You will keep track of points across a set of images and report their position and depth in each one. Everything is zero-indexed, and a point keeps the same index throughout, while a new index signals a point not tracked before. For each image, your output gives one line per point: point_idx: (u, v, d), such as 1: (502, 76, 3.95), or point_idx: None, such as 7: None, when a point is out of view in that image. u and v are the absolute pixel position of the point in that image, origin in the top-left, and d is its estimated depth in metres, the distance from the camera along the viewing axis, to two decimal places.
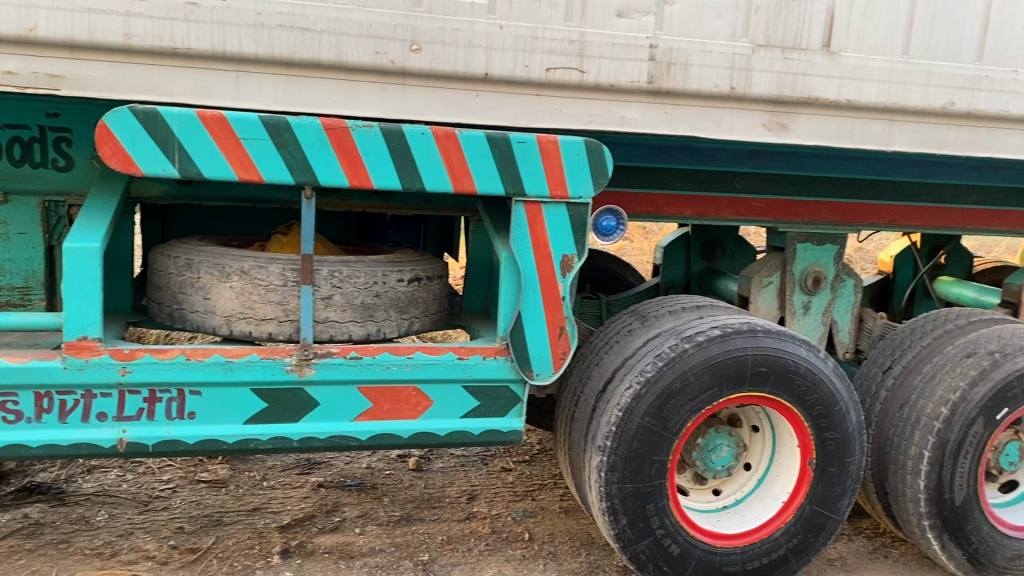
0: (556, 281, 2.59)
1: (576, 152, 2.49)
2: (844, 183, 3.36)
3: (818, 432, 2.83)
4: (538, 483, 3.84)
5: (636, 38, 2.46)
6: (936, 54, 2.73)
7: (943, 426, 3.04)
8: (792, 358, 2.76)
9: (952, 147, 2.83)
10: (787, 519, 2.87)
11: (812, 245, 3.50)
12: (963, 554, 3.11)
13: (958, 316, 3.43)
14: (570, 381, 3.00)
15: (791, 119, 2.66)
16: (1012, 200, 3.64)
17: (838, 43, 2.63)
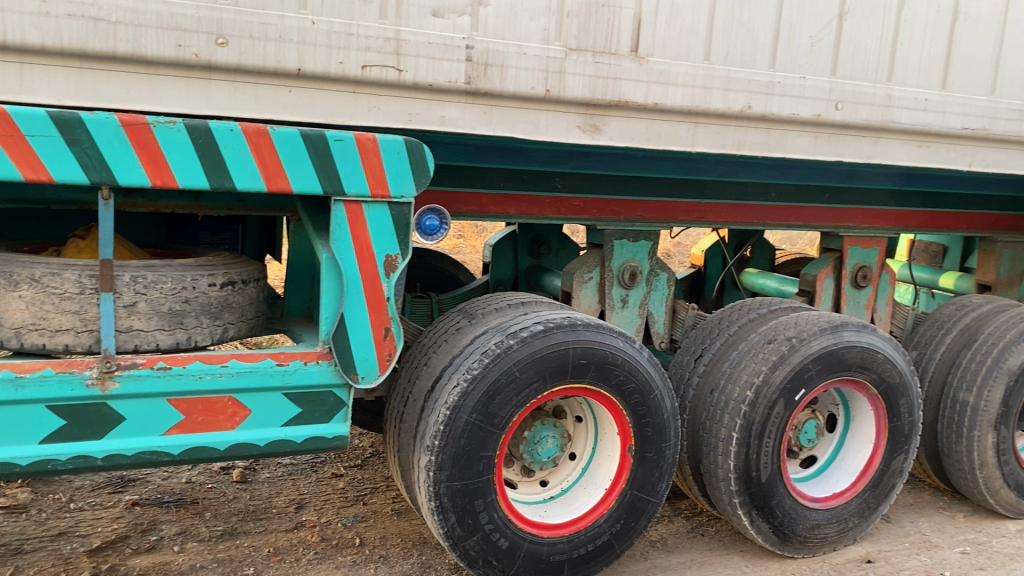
0: (379, 282, 2.55)
1: (397, 150, 2.47)
2: (656, 183, 3.54)
3: (637, 420, 2.95)
4: (369, 487, 3.79)
5: (452, 38, 2.47)
6: (734, 60, 2.91)
7: (748, 408, 3.26)
8: (610, 350, 2.86)
9: (750, 148, 3.03)
10: (610, 505, 2.98)
11: (628, 241, 3.63)
12: (769, 527, 3.34)
13: (761, 306, 3.68)
14: (398, 382, 2.97)
15: (603, 121, 2.76)
16: (806, 197, 3.94)
17: (645, 48, 2.76)
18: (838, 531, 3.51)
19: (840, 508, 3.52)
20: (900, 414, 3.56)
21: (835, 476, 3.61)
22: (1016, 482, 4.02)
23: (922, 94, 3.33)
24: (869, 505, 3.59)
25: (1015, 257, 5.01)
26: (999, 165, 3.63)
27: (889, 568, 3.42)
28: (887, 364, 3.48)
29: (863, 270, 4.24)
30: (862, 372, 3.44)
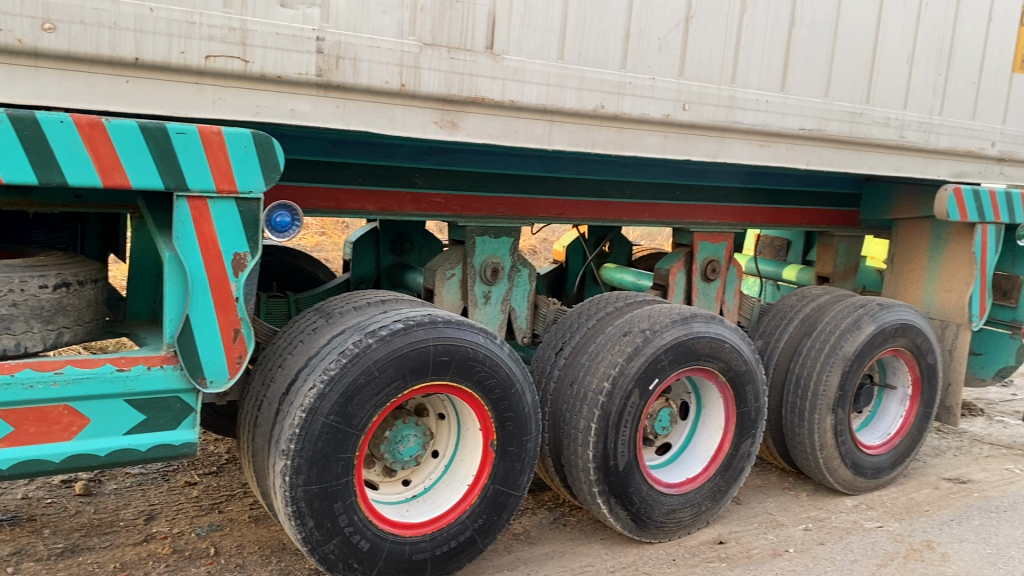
0: (227, 280, 2.46)
1: (244, 144, 2.39)
2: (514, 179, 3.57)
3: (499, 415, 2.97)
4: (225, 495, 3.66)
5: (302, 30, 2.41)
6: (587, 59, 2.97)
7: (606, 399, 3.34)
8: (471, 346, 2.86)
9: (604, 146, 3.10)
10: (473, 501, 2.99)
11: (490, 238, 3.64)
12: (627, 514, 3.45)
13: (618, 299, 3.78)
14: (252, 386, 2.87)
15: (460, 118, 2.75)
16: (660, 194, 4.08)
17: (499, 46, 2.77)
18: (691, 515, 3.65)
19: (693, 492, 3.67)
20: (748, 400, 3.74)
21: (689, 461, 3.76)
22: (852, 461, 4.29)
23: (763, 96, 3.51)
24: (720, 488, 3.75)
25: (849, 250, 5.37)
26: (833, 164, 3.87)
27: (739, 548, 3.59)
28: (734, 353, 3.65)
29: (714, 263, 4.42)
30: (712, 361, 3.59)
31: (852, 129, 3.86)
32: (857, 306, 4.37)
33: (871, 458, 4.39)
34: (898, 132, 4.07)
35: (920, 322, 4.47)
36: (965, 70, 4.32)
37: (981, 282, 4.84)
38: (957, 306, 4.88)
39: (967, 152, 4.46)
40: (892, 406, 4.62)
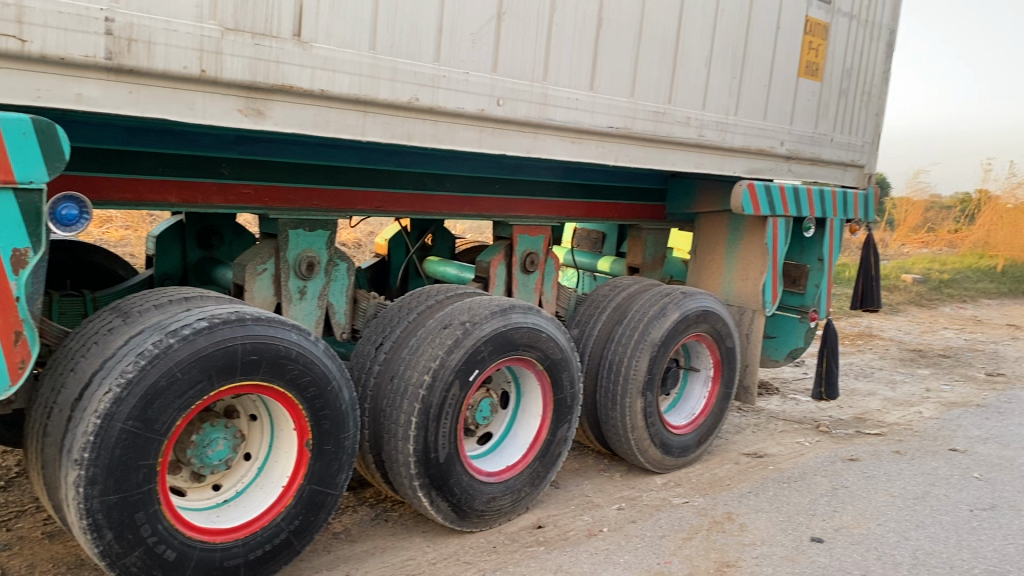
0: (6, 279, 2.25)
1: (22, 130, 2.21)
2: (328, 170, 3.50)
3: (314, 413, 2.91)
4: (14, 511, 3.37)
5: (88, 9, 2.24)
6: (399, 51, 2.95)
7: (426, 392, 3.35)
8: (283, 344, 2.78)
9: (419, 139, 3.09)
10: (288, 503, 2.92)
11: (304, 231, 3.55)
12: (448, 505, 3.47)
13: (438, 293, 3.79)
14: (40, 393, 2.66)
15: (267, 106, 2.66)
16: (478, 186, 4.12)
17: (307, 34, 2.70)
18: (511, 502, 3.73)
19: (513, 480, 3.75)
20: (563, 387, 3.86)
21: (508, 450, 3.83)
22: (661, 441, 4.52)
23: (573, 94, 3.62)
24: (539, 473, 3.86)
25: (656, 242, 5.69)
26: (640, 160, 4.04)
27: (556, 531, 3.71)
28: (550, 342, 3.76)
29: (531, 256, 4.52)
30: (529, 351, 3.68)
31: (656, 127, 4.07)
32: (664, 294, 4.61)
33: (677, 438, 4.64)
34: (698, 131, 4.32)
35: (720, 308, 4.78)
36: (756, 74, 4.65)
37: (773, 271, 5.23)
38: (752, 293, 5.25)
39: (759, 151, 4.80)
40: (696, 388, 4.93)
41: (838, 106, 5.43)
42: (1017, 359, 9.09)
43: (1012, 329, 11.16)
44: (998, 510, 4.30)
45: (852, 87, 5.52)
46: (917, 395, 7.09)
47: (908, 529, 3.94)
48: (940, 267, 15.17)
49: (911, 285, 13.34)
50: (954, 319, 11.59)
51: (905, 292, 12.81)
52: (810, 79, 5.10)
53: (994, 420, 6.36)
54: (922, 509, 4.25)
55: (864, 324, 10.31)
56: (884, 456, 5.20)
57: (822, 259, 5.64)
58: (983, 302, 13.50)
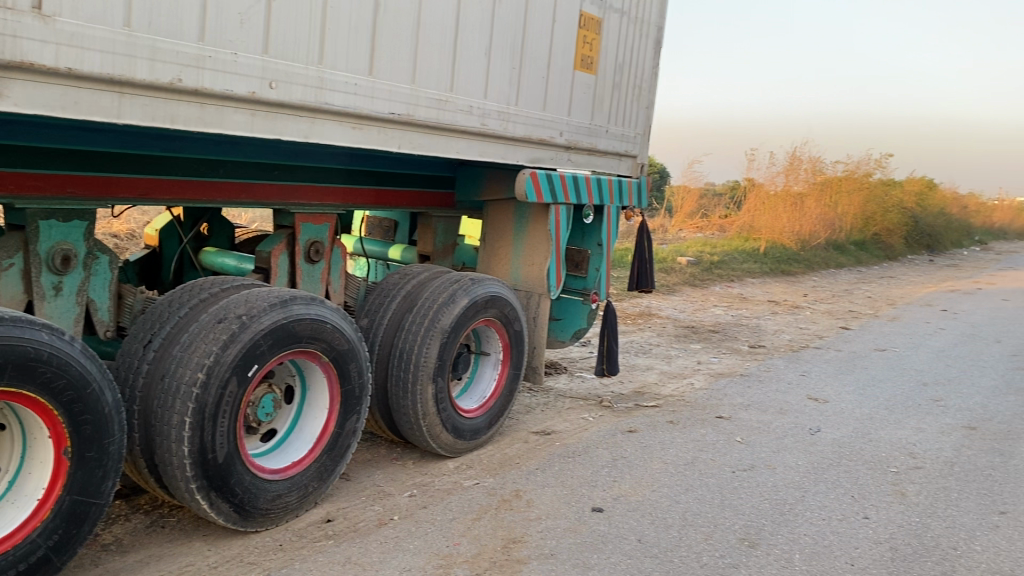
0: None
1: None
2: (85, 155, 3.25)
3: (72, 418, 2.70)
4: None
5: None
6: (158, 29, 2.78)
7: (200, 391, 3.19)
8: (31, 346, 2.56)
9: (184, 123, 2.93)
10: (45, 517, 2.69)
11: (57, 222, 3.27)
12: (230, 506, 3.34)
13: (212, 285, 3.61)
14: None
15: (4, 85, 2.42)
16: (255, 172, 3.96)
17: (50, 6, 2.48)
18: (298, 498, 3.65)
19: (299, 476, 3.66)
20: (351, 378, 3.84)
21: (294, 445, 3.74)
22: (452, 425, 4.57)
23: (351, 79, 3.57)
24: (327, 467, 3.81)
25: (446, 230, 5.76)
26: (424, 148, 4.05)
27: (346, 523, 3.66)
28: (335, 333, 3.70)
29: (316, 245, 4.42)
30: (314, 343, 3.60)
31: (438, 115, 4.09)
32: (453, 281, 4.67)
33: (469, 421, 4.72)
34: (480, 119, 4.40)
35: (506, 293, 4.91)
36: (535, 65, 4.79)
37: (556, 256, 5.43)
38: (538, 278, 5.44)
39: (540, 140, 4.96)
40: (487, 370, 5.03)
41: (612, 98, 5.71)
42: (775, 332, 10.02)
43: (772, 305, 12.26)
44: (755, 470, 4.72)
45: (624, 80, 5.83)
46: (690, 368, 7.64)
47: (679, 493, 4.24)
48: (711, 250, 16.37)
49: (685, 266, 14.30)
50: (723, 298, 12.58)
51: (680, 274, 13.73)
52: (586, 72, 5.33)
53: (754, 388, 6.97)
54: (691, 473, 4.58)
55: (644, 305, 10.95)
56: (659, 426, 5.56)
57: (601, 243, 5.92)
58: (747, 281, 14.73)
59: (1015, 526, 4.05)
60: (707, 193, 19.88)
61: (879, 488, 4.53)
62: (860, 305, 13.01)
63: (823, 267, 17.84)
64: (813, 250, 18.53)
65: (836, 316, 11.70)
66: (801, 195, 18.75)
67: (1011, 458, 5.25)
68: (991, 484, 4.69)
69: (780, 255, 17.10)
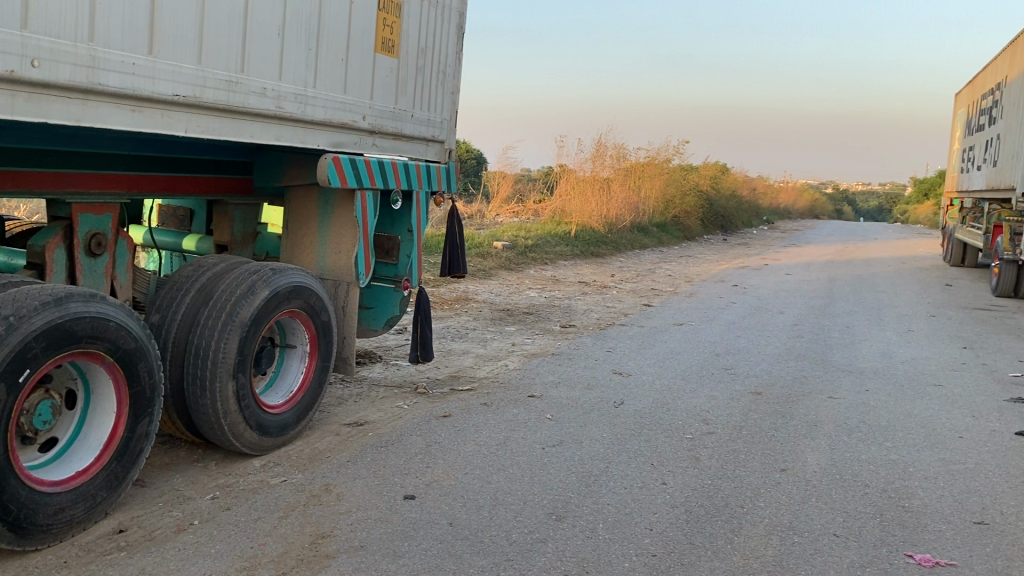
0: None
1: None
2: None
3: None
4: None
5: None
6: None
7: None
8: None
9: None
10: None
11: None
12: (3, 525, 3.04)
13: None
14: None
15: None
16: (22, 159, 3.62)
17: None
18: (85, 510, 3.39)
19: (83, 486, 3.39)
20: (140, 378, 3.61)
21: (77, 454, 3.46)
22: (256, 422, 4.41)
23: (127, 58, 3.32)
24: (116, 475, 3.56)
25: (245, 218, 5.55)
26: (214, 132, 3.84)
27: (140, 533, 3.44)
28: (120, 331, 3.46)
29: (98, 237, 4.10)
30: (95, 343, 3.35)
31: (229, 96, 3.90)
32: (252, 272, 4.48)
33: (274, 417, 4.56)
34: (276, 102, 4.23)
35: (311, 283, 4.78)
36: (332, 47, 4.67)
37: (364, 244, 5.31)
38: (345, 265, 5.30)
39: (342, 124, 4.84)
40: (294, 365, 4.85)
41: (416, 82, 5.67)
42: (585, 311, 10.38)
43: (582, 286, 12.70)
44: (563, 445, 4.87)
45: (427, 65, 5.80)
46: (504, 350, 7.77)
47: (490, 474, 4.30)
48: (525, 234, 16.72)
49: (500, 250, 14.53)
50: (536, 280, 12.88)
51: (496, 258, 13.92)
52: (386, 55, 5.25)
53: (564, 366, 7.19)
54: (502, 453, 4.67)
55: (460, 290, 11.02)
56: (473, 409, 5.62)
57: (411, 230, 5.85)
58: (558, 264, 15.17)
59: (794, 480, 4.42)
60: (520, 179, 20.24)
61: (676, 455, 4.80)
62: (662, 283, 13.73)
63: (628, 248, 18.68)
64: (619, 232, 19.36)
65: (641, 294, 12.30)
66: (607, 180, 19.53)
67: (791, 418, 5.72)
68: (774, 444, 5.09)
69: (589, 238, 17.72)
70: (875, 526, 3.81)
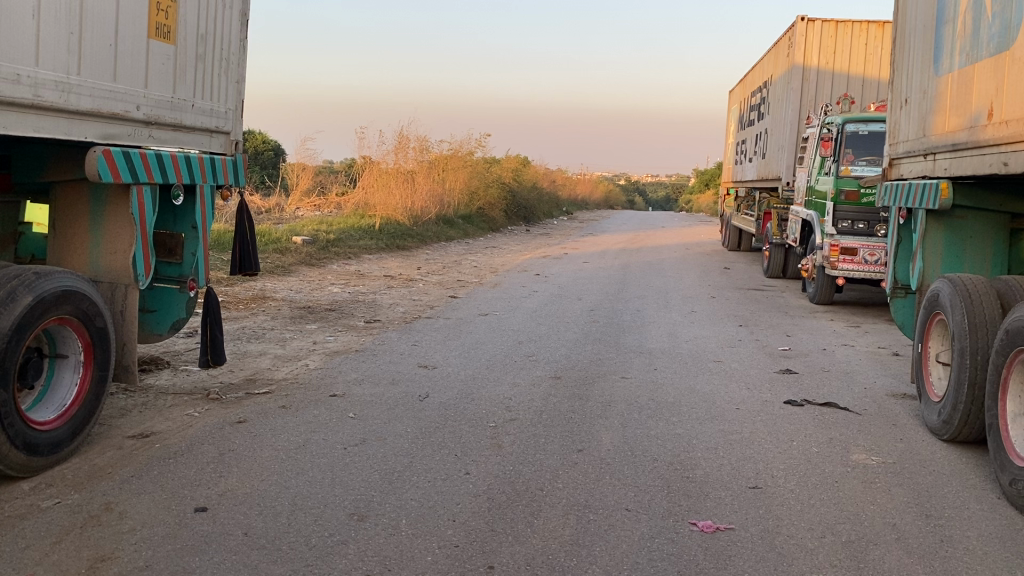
0: None
1: None
2: None
3: None
4: None
5: None
6: None
7: None
8: None
9: None
10: None
11: None
12: None
13: None
14: None
15: None
16: None
17: None
18: None
19: None
20: None
21: None
22: (23, 441, 4.01)
23: None
24: None
25: (4, 216, 5.00)
26: None
27: None
28: None
29: None
30: None
31: None
32: (12, 276, 4.08)
33: (46, 434, 4.16)
34: (33, 90, 3.86)
35: (82, 286, 4.43)
36: (97, 32, 4.32)
37: (143, 243, 4.94)
38: (122, 267, 4.90)
39: (112, 114, 4.49)
40: (66, 376, 4.46)
41: (196, 71, 5.37)
42: (389, 306, 10.28)
43: (386, 280, 12.58)
44: (366, 443, 4.80)
45: (208, 53, 5.51)
46: (304, 349, 7.55)
47: (289, 479, 4.16)
48: (326, 227, 16.34)
49: (300, 246, 14.09)
50: (339, 275, 12.64)
51: (296, 254, 13.47)
52: (161, 41, 4.94)
53: (367, 362, 7.09)
54: (301, 456, 4.53)
55: (258, 288, 10.58)
56: (270, 412, 5.41)
57: (196, 226, 5.52)
58: (362, 258, 14.95)
59: (590, 460, 4.60)
60: (323, 171, 19.73)
61: (479, 444, 4.86)
62: (466, 275, 13.87)
63: (433, 240, 18.71)
64: (423, 225, 19.35)
65: (446, 286, 12.34)
66: (411, 172, 19.41)
67: (588, 401, 5.95)
68: (572, 426, 5.28)
69: (393, 230, 17.56)
70: (663, 498, 4.04)
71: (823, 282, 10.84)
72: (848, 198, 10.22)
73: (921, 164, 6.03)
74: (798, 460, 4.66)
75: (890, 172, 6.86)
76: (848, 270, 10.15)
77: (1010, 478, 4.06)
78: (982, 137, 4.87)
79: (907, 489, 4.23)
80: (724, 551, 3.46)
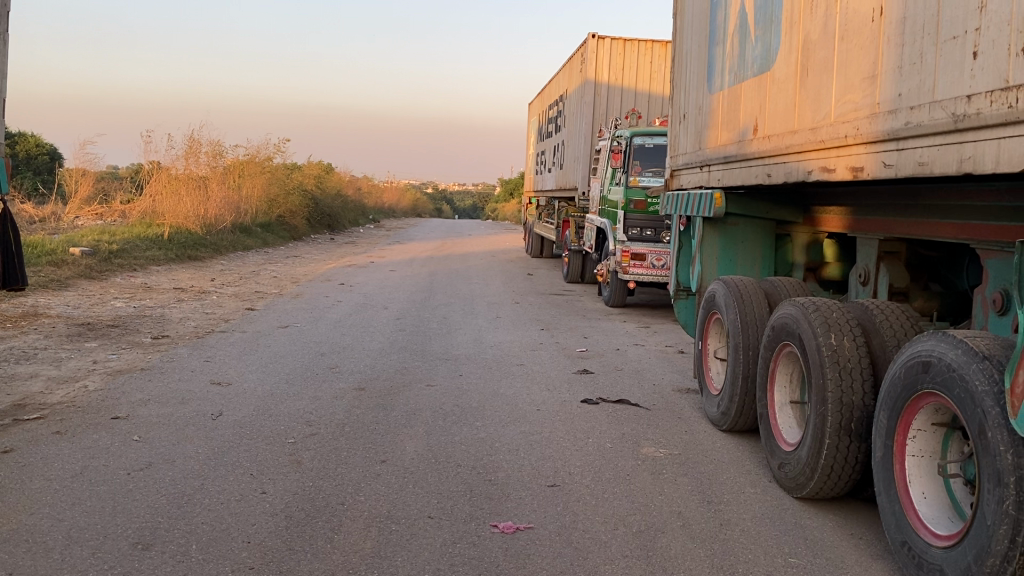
0: None
1: None
2: None
3: None
4: None
5: None
6: None
7: None
8: None
9: None
10: None
11: None
12: None
13: None
14: None
15: None
16: None
17: None
18: None
19: None
20: None
21: None
22: None
23: None
24: None
25: None
26: None
27: None
28: None
29: None
30: None
31: None
32: None
33: None
34: None
35: None
36: None
37: None
38: None
39: None
40: None
41: None
42: (180, 320, 9.73)
43: (177, 293, 11.90)
44: (152, 467, 4.51)
45: None
46: (82, 369, 6.99)
47: (62, 511, 3.83)
48: (109, 237, 15.22)
49: (78, 257, 13.01)
50: (124, 289, 11.81)
51: (74, 266, 12.45)
52: None
53: (154, 381, 6.66)
54: (78, 485, 4.18)
55: (29, 305, 9.68)
56: (41, 440, 4.96)
57: None
58: (149, 270, 14.04)
59: (393, 470, 4.57)
60: (105, 177, 18.40)
61: (277, 461, 4.70)
62: (265, 285, 13.40)
63: (228, 250, 17.92)
64: (218, 234, 18.48)
65: (242, 298, 11.86)
66: (203, 179, 18.52)
67: (392, 410, 5.91)
68: (375, 438, 5.21)
69: (184, 240, 16.63)
70: (464, 503, 4.08)
71: (617, 286, 11.41)
72: (637, 207, 10.82)
73: (698, 174, 6.48)
74: (593, 456, 4.85)
75: (671, 182, 7.33)
76: (638, 274, 10.78)
77: (779, 462, 4.44)
78: (749, 150, 5.30)
79: (691, 478, 4.52)
80: (523, 551, 3.54)
